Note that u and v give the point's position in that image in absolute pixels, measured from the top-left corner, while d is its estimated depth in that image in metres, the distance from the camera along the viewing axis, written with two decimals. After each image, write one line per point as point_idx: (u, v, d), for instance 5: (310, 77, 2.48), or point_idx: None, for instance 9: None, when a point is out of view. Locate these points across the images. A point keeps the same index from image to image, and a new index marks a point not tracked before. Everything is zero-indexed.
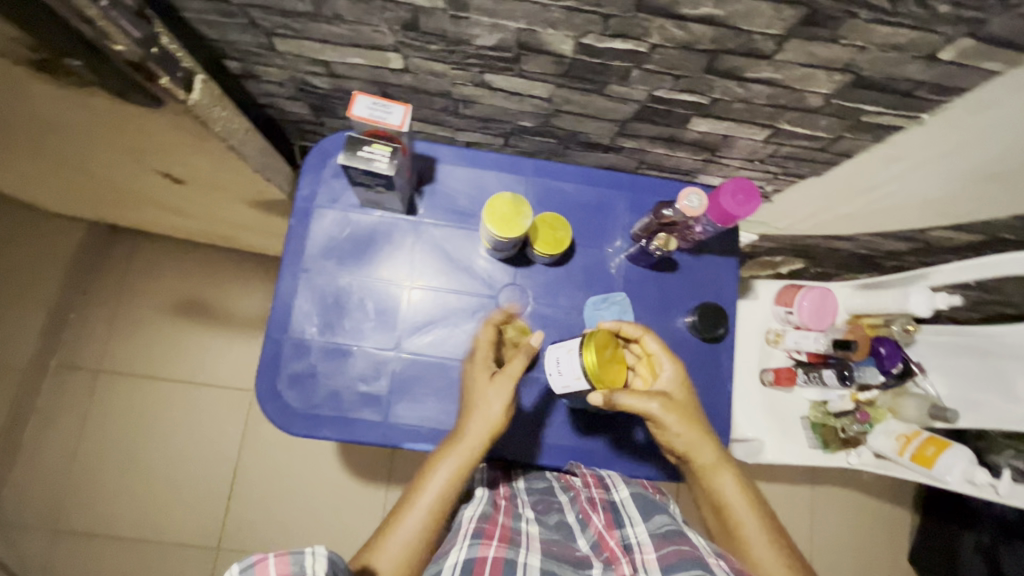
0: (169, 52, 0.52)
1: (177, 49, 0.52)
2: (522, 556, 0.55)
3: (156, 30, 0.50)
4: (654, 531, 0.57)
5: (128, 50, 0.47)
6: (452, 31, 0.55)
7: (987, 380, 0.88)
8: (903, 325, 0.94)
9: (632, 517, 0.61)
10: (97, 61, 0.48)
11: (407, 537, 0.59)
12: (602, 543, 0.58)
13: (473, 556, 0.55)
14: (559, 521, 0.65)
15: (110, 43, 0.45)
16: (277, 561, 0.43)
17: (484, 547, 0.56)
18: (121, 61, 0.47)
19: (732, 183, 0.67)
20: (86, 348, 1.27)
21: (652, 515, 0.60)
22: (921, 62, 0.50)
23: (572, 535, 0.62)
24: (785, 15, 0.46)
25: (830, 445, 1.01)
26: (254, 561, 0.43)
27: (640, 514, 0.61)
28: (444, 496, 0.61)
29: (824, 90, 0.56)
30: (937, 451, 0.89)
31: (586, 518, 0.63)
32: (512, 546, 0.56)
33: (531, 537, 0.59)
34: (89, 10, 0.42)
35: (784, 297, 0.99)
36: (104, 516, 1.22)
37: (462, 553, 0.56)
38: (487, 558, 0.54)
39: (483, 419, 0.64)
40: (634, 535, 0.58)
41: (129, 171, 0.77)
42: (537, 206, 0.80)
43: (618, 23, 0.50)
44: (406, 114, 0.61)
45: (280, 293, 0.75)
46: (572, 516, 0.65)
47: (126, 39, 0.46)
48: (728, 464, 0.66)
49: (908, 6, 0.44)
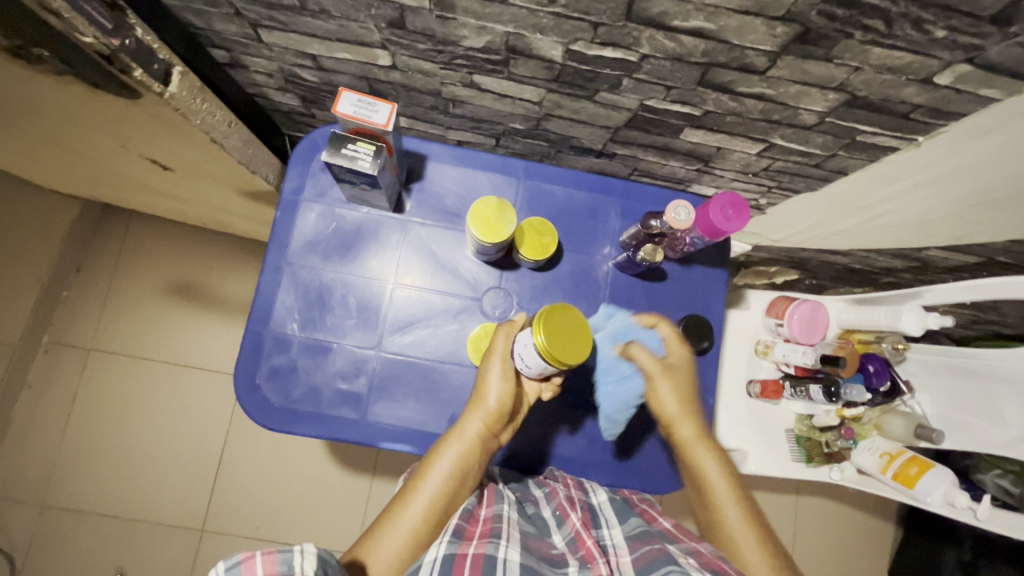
0: (144, 44, 0.51)
1: (153, 41, 0.52)
2: (502, 551, 0.52)
3: (130, 21, 0.50)
4: (629, 533, 0.61)
5: (98, 41, 0.46)
6: (440, 31, 0.54)
7: (976, 403, 0.87)
8: (893, 343, 0.93)
9: (608, 520, 0.64)
10: (71, 51, 0.47)
11: (406, 531, 0.59)
12: (578, 542, 0.57)
13: (452, 554, 0.53)
14: (535, 514, 0.65)
15: (79, 35, 0.44)
16: (264, 560, 0.43)
17: (464, 545, 0.54)
18: (91, 52, 0.47)
19: (722, 198, 0.65)
20: (77, 327, 1.27)
21: (627, 518, 0.64)
22: (917, 85, 0.49)
23: (547, 530, 0.62)
24: (778, 32, 0.45)
25: (813, 460, 1.00)
26: (240, 559, 0.43)
27: (615, 517, 0.65)
28: (444, 487, 0.61)
29: (818, 108, 0.55)
30: (919, 471, 0.88)
31: (562, 514, 0.63)
32: (493, 540, 0.54)
33: (511, 527, 0.57)
34: (55, 2, 0.42)
35: (776, 309, 0.98)
36: (92, 493, 1.23)
37: (440, 549, 0.54)
38: (467, 556, 0.52)
39: (483, 406, 0.65)
40: (609, 537, 0.61)
41: (114, 156, 0.76)
42: (526, 209, 0.79)
43: (607, 32, 0.49)
44: (391, 112, 0.61)
45: (263, 287, 0.75)
46: (548, 511, 0.65)
47: (94, 30, 0.45)
48: (709, 444, 0.71)
49: (903, 29, 0.42)
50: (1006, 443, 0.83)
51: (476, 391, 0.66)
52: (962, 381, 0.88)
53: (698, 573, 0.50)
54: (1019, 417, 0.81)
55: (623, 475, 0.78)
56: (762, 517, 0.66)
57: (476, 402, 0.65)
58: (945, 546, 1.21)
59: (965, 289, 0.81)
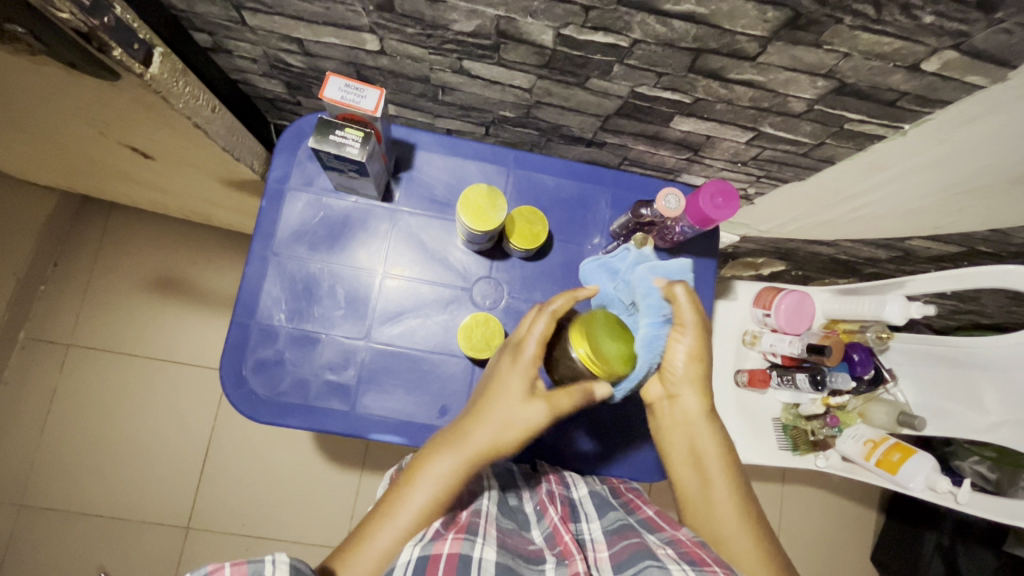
0: (124, 23, 0.50)
1: (133, 20, 0.50)
2: (477, 551, 0.52)
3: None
4: (607, 527, 0.61)
5: (75, 19, 0.45)
6: (429, 14, 0.53)
7: (956, 390, 0.89)
8: (877, 332, 0.95)
9: (589, 514, 0.64)
10: (46, 29, 0.45)
11: (381, 549, 0.56)
12: (557, 537, 0.58)
13: (427, 553, 0.52)
14: (517, 506, 0.66)
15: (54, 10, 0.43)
16: (233, 571, 0.44)
17: (439, 543, 0.53)
18: (68, 29, 0.45)
19: (712, 184, 0.65)
20: (57, 322, 1.24)
21: (607, 512, 0.64)
22: (904, 72, 0.49)
23: (527, 525, 0.63)
24: (768, 17, 0.45)
25: (799, 448, 1.02)
26: (209, 570, 0.43)
27: (595, 511, 0.65)
28: (427, 507, 0.58)
29: (807, 96, 0.55)
30: (902, 457, 0.90)
31: (542, 509, 0.64)
32: (468, 538, 0.53)
33: (487, 523, 0.57)
34: None
35: (763, 300, 0.99)
36: (73, 492, 1.21)
37: (415, 549, 0.53)
38: (442, 555, 0.52)
39: (485, 429, 0.60)
40: (588, 531, 0.61)
41: (92, 144, 0.74)
42: (516, 198, 0.79)
43: (598, 16, 0.48)
44: (380, 98, 0.60)
45: (248, 277, 0.73)
46: (529, 505, 0.66)
47: (72, 7, 0.44)
48: (711, 420, 0.66)
49: (892, 14, 0.43)
50: (985, 429, 0.85)
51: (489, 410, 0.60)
52: (942, 368, 0.90)
53: (673, 566, 0.50)
54: (997, 403, 0.83)
55: (612, 464, 0.79)
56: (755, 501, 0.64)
57: (482, 424, 0.60)
58: (925, 531, 1.23)
59: (946, 278, 0.83)
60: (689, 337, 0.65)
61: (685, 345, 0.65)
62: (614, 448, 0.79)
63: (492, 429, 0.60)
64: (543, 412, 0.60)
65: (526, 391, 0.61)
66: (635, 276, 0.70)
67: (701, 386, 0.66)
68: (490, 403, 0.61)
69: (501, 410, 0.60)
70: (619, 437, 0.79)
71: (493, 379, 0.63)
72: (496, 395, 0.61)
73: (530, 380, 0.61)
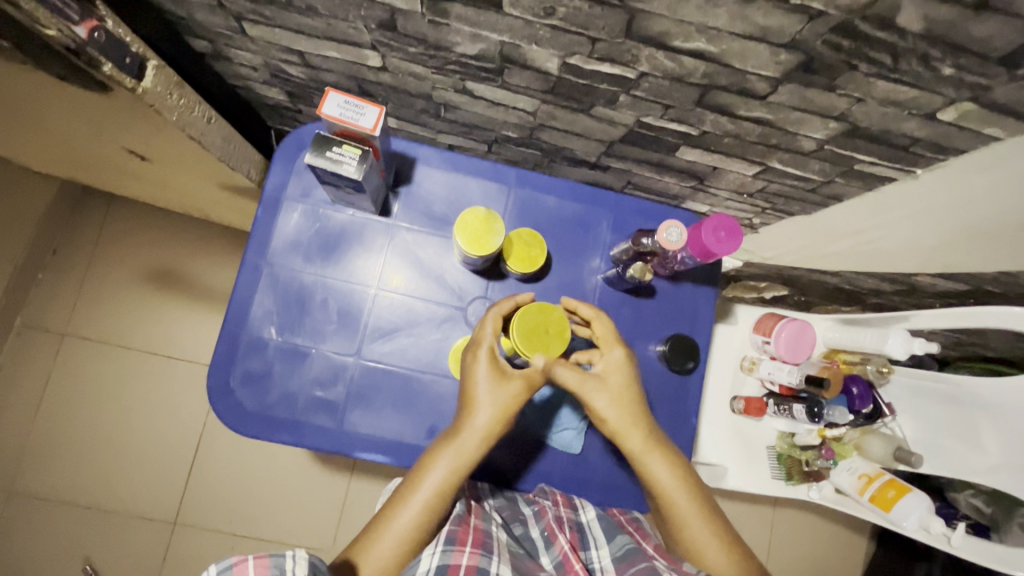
0: (117, 38, 0.48)
1: (125, 33, 0.49)
2: (495, 567, 0.54)
3: (100, 15, 0.47)
4: (616, 554, 0.61)
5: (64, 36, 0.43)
6: (432, 36, 0.51)
7: (958, 428, 0.88)
8: (879, 366, 0.94)
9: (597, 539, 0.64)
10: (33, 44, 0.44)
11: (403, 532, 0.57)
12: (567, 565, 0.58)
13: (446, 562, 0.54)
14: (523, 536, 0.64)
15: (42, 29, 0.41)
16: (255, 563, 0.44)
17: (457, 554, 0.55)
18: (57, 47, 0.43)
19: (714, 219, 0.62)
20: (54, 310, 1.24)
21: (615, 537, 0.64)
22: (919, 120, 0.47)
23: (536, 551, 0.63)
24: (781, 59, 0.43)
25: (793, 478, 1.02)
26: (233, 562, 0.44)
27: (604, 536, 0.65)
28: (440, 492, 0.59)
29: (817, 136, 0.53)
30: (897, 496, 0.90)
31: (551, 535, 0.63)
32: (486, 554, 0.55)
33: (501, 545, 0.58)
34: None
35: (763, 326, 0.99)
36: (62, 481, 1.20)
37: (433, 559, 0.55)
38: (460, 567, 0.54)
39: (481, 417, 0.61)
40: (597, 559, 0.62)
41: (88, 144, 0.73)
42: (515, 218, 0.77)
43: (605, 48, 0.47)
44: (379, 117, 0.59)
45: (240, 287, 0.72)
46: (535, 532, 0.65)
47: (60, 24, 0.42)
48: (658, 449, 0.64)
49: (910, 64, 0.41)
50: (983, 470, 0.84)
51: (468, 398, 0.62)
52: (941, 406, 0.90)
53: None
54: (997, 444, 0.82)
55: (603, 494, 0.77)
56: (719, 511, 0.63)
57: (473, 412, 0.61)
58: (916, 563, 1.22)
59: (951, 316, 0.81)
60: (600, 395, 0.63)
61: (603, 399, 0.63)
62: (605, 479, 0.77)
63: (486, 416, 0.61)
64: (523, 389, 0.62)
65: (497, 374, 0.62)
66: None
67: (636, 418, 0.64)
68: (470, 394, 0.62)
69: (486, 396, 0.61)
70: (610, 467, 0.77)
71: (464, 373, 0.64)
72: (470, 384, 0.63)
73: (493, 364, 0.62)
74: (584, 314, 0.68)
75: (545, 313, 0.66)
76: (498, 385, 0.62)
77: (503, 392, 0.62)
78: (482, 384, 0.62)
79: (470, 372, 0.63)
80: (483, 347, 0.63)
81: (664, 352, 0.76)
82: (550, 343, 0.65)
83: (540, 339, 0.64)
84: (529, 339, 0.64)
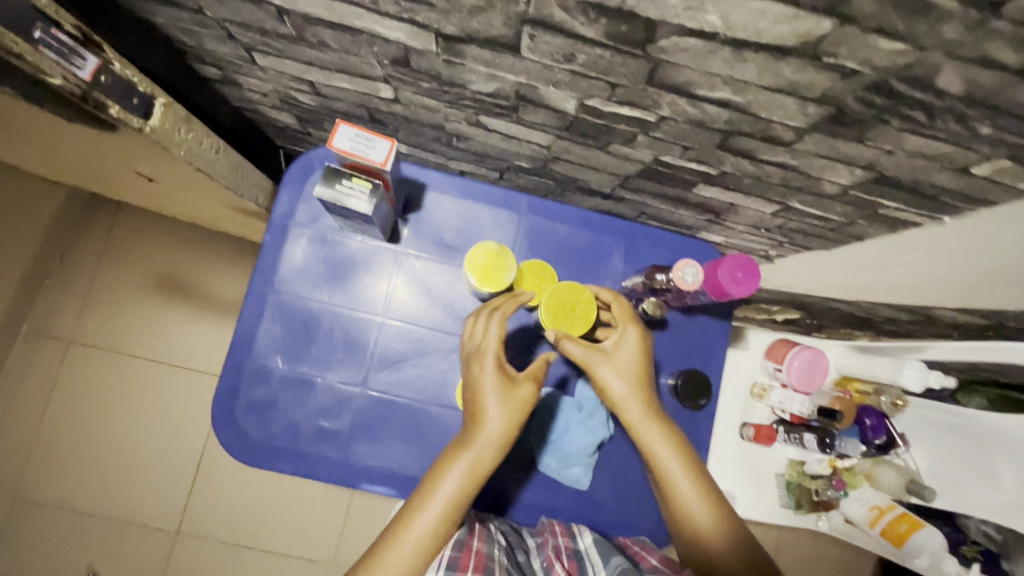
0: (124, 79, 0.47)
1: (132, 74, 0.48)
2: None
3: (107, 57, 0.46)
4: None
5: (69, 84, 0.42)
6: (445, 73, 0.50)
7: (973, 463, 0.81)
8: (892, 398, 0.92)
9: (596, 564, 0.60)
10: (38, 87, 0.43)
11: (411, 549, 0.52)
12: None
13: None
14: (524, 564, 0.62)
15: (46, 77, 0.40)
16: None
17: None
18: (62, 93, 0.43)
19: (732, 259, 0.61)
20: (61, 317, 1.24)
21: (613, 559, 0.60)
22: (951, 173, 0.46)
23: None
24: (810, 111, 0.42)
25: (802, 506, 1.02)
26: None
27: (602, 561, 0.60)
28: (455, 501, 0.55)
29: (842, 181, 0.52)
30: (910, 529, 0.89)
31: (549, 564, 0.60)
32: None
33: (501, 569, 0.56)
34: (18, 45, 0.37)
35: (775, 353, 0.96)
36: (66, 489, 1.20)
37: None
38: None
39: (491, 428, 0.56)
40: None
41: (96, 164, 0.73)
42: (527, 246, 0.76)
43: (626, 92, 0.45)
44: (390, 151, 0.57)
45: (246, 315, 0.71)
46: (537, 562, 0.63)
47: (64, 72, 0.41)
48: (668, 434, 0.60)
49: (946, 122, 0.39)
50: (1000, 508, 0.77)
51: (475, 407, 0.58)
52: (959, 438, 0.83)
53: None
54: (1012, 481, 0.75)
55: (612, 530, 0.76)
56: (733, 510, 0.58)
57: (481, 420, 0.57)
58: None
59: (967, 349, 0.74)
60: (603, 367, 0.63)
61: (609, 373, 0.62)
62: (616, 514, 0.75)
63: (496, 425, 0.57)
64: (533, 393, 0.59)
65: (504, 381, 0.59)
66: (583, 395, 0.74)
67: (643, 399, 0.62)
68: (479, 404, 0.58)
69: (495, 406, 0.57)
70: (619, 502, 0.76)
71: (470, 383, 0.60)
72: (475, 387, 0.59)
73: (500, 372, 0.59)
74: (601, 297, 0.69)
75: (574, 293, 0.69)
76: (507, 392, 0.58)
77: (514, 400, 0.58)
78: (489, 388, 0.58)
79: (478, 376, 0.59)
80: (489, 353, 0.60)
81: (676, 386, 0.75)
82: (573, 321, 0.68)
83: (563, 315, 0.68)
84: (554, 312, 0.68)
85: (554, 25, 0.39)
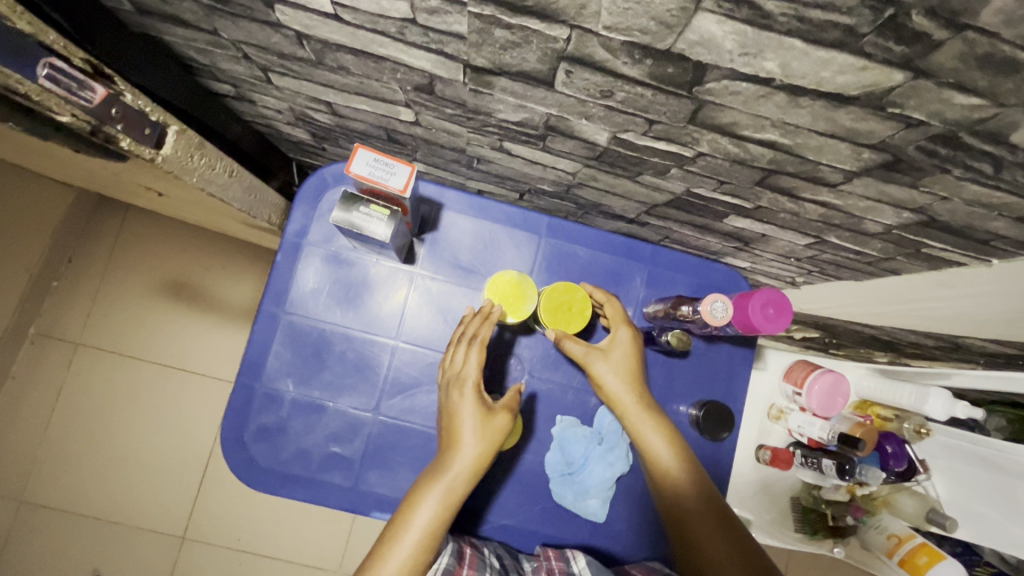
0: (134, 109, 0.45)
1: (142, 104, 0.46)
2: None
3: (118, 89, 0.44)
4: None
5: (79, 120, 0.41)
6: (471, 101, 0.47)
7: (995, 495, 0.72)
8: (915, 424, 0.82)
9: None
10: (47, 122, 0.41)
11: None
12: None
13: None
14: None
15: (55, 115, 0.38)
16: None
17: None
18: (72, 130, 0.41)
19: (763, 294, 0.58)
20: (68, 319, 1.22)
21: None
22: (1008, 221, 0.43)
23: None
24: (863, 157, 0.39)
25: (817, 534, 0.93)
26: None
27: None
28: (432, 530, 0.52)
29: (886, 222, 0.49)
30: (928, 562, 0.79)
31: None
32: None
33: None
34: (24, 86, 0.35)
35: (794, 376, 0.88)
36: (72, 492, 1.19)
37: None
38: None
39: (465, 456, 0.55)
40: None
41: (104, 176, 0.70)
42: (546, 269, 0.74)
43: (663, 129, 0.43)
44: (410, 177, 0.54)
45: (256, 336, 0.69)
46: None
47: (74, 109, 0.39)
48: (664, 432, 0.61)
49: (1014, 175, 0.36)
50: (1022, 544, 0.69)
51: (449, 435, 0.57)
52: (983, 472, 0.74)
53: None
54: None
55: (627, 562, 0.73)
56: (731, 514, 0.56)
57: (457, 445, 0.56)
58: None
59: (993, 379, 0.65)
60: (601, 363, 0.64)
61: (606, 370, 0.63)
62: (631, 546, 0.73)
63: (471, 453, 0.55)
64: (509, 422, 0.59)
65: (481, 409, 0.58)
66: (604, 424, 0.73)
67: (637, 397, 0.62)
68: (455, 432, 0.57)
69: (471, 434, 0.56)
70: (636, 534, 0.73)
71: (448, 412, 0.59)
72: (451, 411, 0.59)
73: (478, 399, 0.59)
74: (595, 298, 0.68)
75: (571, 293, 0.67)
76: (484, 421, 0.57)
77: (490, 429, 0.57)
78: (464, 413, 0.58)
79: (453, 402, 0.59)
80: (463, 380, 0.60)
81: (696, 417, 0.71)
82: (572, 320, 0.66)
83: (563, 315, 0.66)
84: (552, 310, 0.66)
85: (593, 63, 0.36)
